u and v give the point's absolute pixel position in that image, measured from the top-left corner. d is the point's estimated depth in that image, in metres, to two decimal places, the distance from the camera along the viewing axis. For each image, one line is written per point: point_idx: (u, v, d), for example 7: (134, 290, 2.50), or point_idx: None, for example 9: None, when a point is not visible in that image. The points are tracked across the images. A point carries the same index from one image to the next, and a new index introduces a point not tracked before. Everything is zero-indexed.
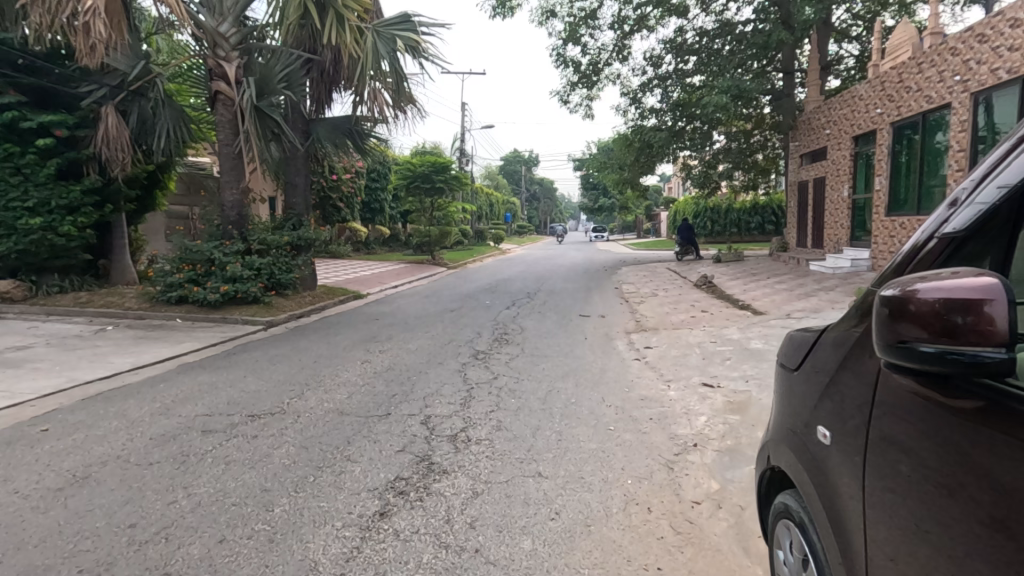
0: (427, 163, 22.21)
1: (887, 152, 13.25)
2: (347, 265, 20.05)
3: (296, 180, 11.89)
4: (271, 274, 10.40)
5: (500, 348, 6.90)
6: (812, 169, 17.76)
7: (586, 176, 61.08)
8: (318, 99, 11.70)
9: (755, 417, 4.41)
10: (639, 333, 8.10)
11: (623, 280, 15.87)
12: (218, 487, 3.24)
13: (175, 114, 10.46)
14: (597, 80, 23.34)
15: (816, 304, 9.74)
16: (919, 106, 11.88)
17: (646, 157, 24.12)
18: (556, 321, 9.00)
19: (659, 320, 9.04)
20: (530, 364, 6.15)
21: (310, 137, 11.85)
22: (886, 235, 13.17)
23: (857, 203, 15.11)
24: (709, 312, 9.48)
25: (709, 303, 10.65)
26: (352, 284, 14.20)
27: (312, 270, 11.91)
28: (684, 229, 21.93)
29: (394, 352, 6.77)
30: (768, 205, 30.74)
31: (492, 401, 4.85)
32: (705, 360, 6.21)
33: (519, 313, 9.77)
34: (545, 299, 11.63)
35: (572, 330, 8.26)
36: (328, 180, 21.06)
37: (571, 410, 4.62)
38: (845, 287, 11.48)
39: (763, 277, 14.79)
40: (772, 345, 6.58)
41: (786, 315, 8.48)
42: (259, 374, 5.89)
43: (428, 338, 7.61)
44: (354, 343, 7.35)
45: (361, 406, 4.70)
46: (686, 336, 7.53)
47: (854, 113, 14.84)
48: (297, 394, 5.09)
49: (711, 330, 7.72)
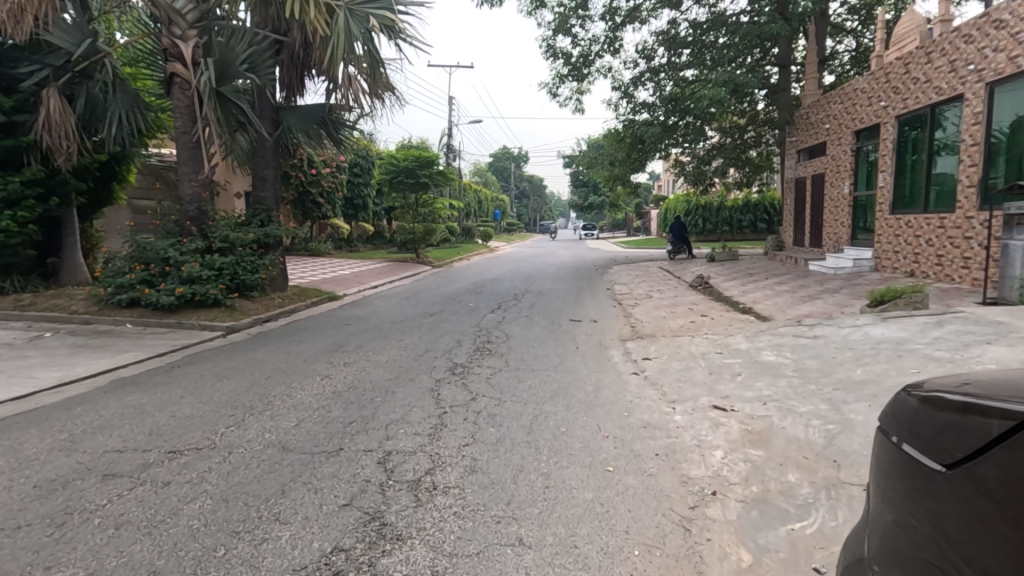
0: (411, 157, 21.38)
1: (892, 147, 12.60)
2: (327, 263, 19.12)
3: (265, 173, 11.00)
4: (234, 275, 9.51)
5: (480, 361, 6.12)
6: (810, 165, 17.16)
7: (576, 173, 60.35)
8: (289, 86, 10.89)
9: (781, 452, 3.68)
10: (635, 341, 7.37)
11: (616, 280, 15.14)
12: (92, 568, 2.43)
13: (128, 99, 9.55)
14: (587, 73, 22.59)
15: (823, 308, 9.07)
16: (927, 98, 11.26)
17: (638, 153, 23.45)
18: (545, 327, 8.23)
19: (656, 326, 8.32)
20: (515, 381, 5.38)
21: (280, 126, 10.98)
22: (891, 235, 12.57)
23: (859, 201, 14.51)
24: (709, 317, 8.78)
25: (707, 306, 9.95)
26: (328, 284, 13.36)
27: (282, 270, 11.04)
28: (677, 227, 21.28)
29: (362, 366, 5.98)
30: (759, 203, 30.29)
31: (467, 431, 4.07)
32: (713, 375, 5.49)
33: (505, 318, 9.00)
34: (533, 302, 10.85)
35: (562, 337, 7.51)
36: (307, 175, 20.14)
37: (561, 443, 3.87)
38: (850, 290, 10.83)
39: (761, 277, 14.13)
40: (786, 357, 5.87)
41: (794, 320, 7.80)
42: (200, 394, 5.06)
43: (403, 348, 6.83)
44: (319, 354, 6.54)
45: (309, 439, 3.90)
46: (687, 345, 6.83)
47: (855, 107, 14.22)
48: (236, 422, 4.28)
49: (715, 337, 7.02)
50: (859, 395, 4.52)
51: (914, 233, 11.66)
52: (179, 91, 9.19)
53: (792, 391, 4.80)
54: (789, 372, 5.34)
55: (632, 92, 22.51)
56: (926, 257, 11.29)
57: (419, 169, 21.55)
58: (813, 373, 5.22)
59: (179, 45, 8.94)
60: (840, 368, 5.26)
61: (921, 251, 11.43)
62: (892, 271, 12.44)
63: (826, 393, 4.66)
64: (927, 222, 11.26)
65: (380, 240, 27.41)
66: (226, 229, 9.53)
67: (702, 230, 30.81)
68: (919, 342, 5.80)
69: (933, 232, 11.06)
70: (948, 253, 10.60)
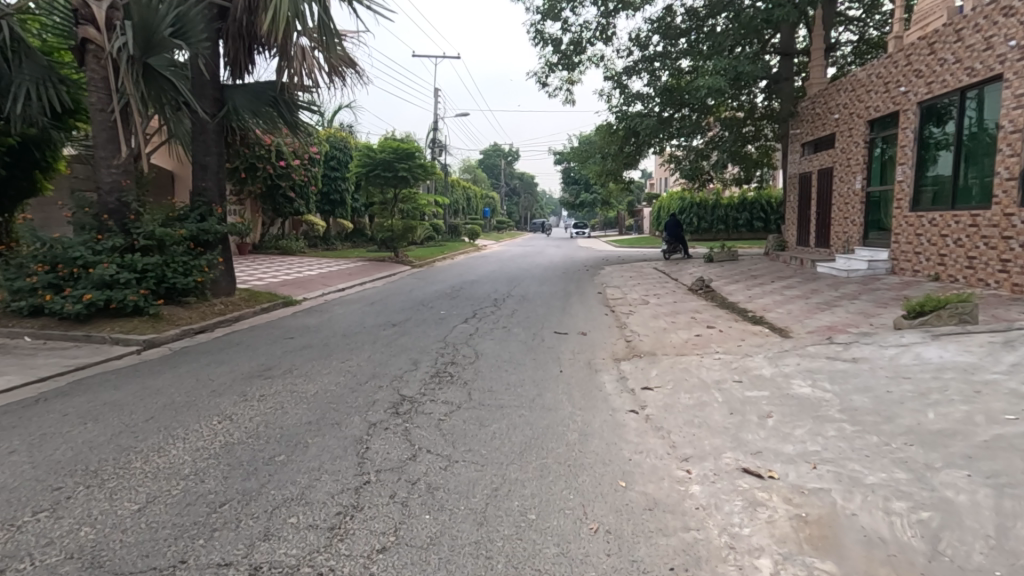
0: (389, 149, 20.02)
1: (913, 136, 11.37)
2: (296, 263, 17.69)
3: (206, 160, 9.50)
4: (161, 278, 8.09)
5: (436, 394, 4.77)
6: (816, 159, 15.97)
7: (567, 169, 59.05)
8: (235, 61, 9.53)
9: (863, 565, 2.39)
10: (632, 362, 6.08)
11: (607, 282, 13.90)
12: None
13: (37, 73, 8.13)
14: (578, 62, 21.29)
15: (848, 319, 7.82)
16: (956, 81, 10.06)
17: (632, 147, 22.18)
18: (523, 342, 6.92)
19: (655, 341, 7.02)
20: (474, 426, 4.04)
21: (224, 106, 9.57)
22: (911, 234, 11.35)
23: (872, 197, 13.28)
24: (717, 330, 7.49)
25: (712, 315, 8.68)
26: (287, 287, 11.98)
27: (226, 272, 9.63)
28: (672, 225, 20.08)
29: (280, 400, 4.62)
30: (756, 201, 29.19)
31: (388, 524, 2.74)
32: (733, 418, 4.20)
33: (478, 330, 7.65)
34: (513, 309, 9.51)
35: (542, 358, 6.19)
36: (275, 167, 18.61)
37: (526, 549, 2.55)
38: (871, 296, 9.61)
39: (766, 280, 12.91)
40: (825, 389, 4.60)
41: (819, 336, 6.52)
42: (39, 449, 3.68)
43: (344, 373, 5.44)
44: (235, 383, 5.15)
45: (142, 543, 2.55)
46: (696, 368, 5.52)
47: (870, 94, 12.98)
48: (52, 505, 2.90)
49: (729, 358, 5.72)
50: (949, 456, 3.23)
51: (939, 232, 10.46)
52: (93, 60, 7.75)
53: (848, 447, 3.50)
54: (835, 413, 4.04)
55: (626, 82, 21.22)
56: (953, 259, 10.11)
57: (398, 161, 20.15)
58: (868, 417, 3.92)
59: (91, 4, 7.53)
60: (903, 410, 3.96)
61: (947, 252, 10.26)
62: (913, 273, 11.24)
63: (897, 452, 3.37)
64: (955, 221, 10.07)
65: (359, 237, 26.11)
66: (153, 224, 8.11)
67: (697, 228, 29.66)
68: (994, 370, 4.52)
69: (963, 231, 9.87)
70: (981, 255, 9.41)
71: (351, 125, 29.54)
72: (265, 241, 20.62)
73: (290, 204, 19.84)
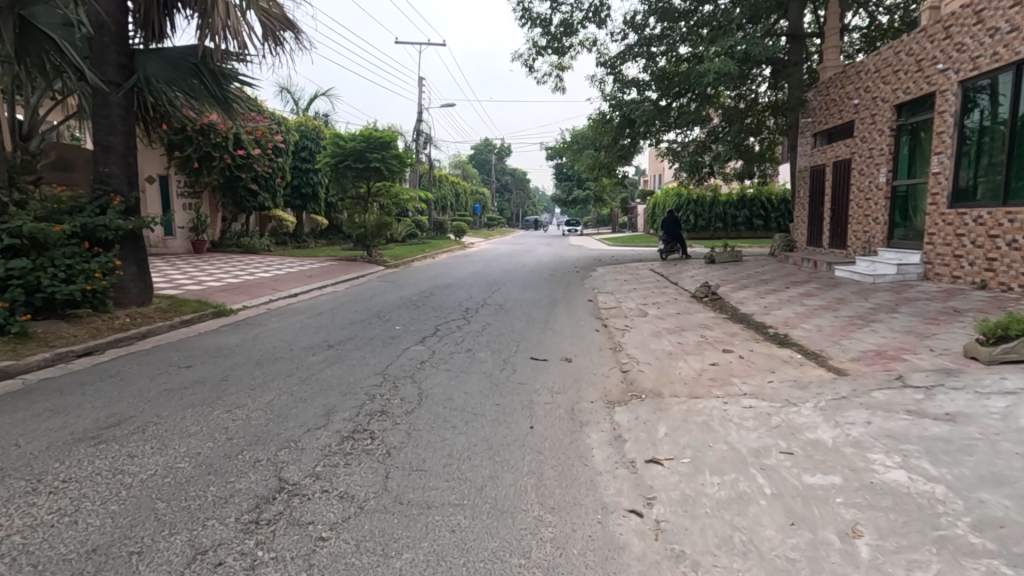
0: (360, 137, 18.30)
1: (952, 121, 9.79)
2: (255, 262, 15.97)
3: (109, 140, 7.73)
4: (34, 286, 6.42)
5: (332, 480, 3.13)
6: (831, 151, 14.40)
7: (559, 164, 57.33)
8: (147, 21, 7.89)
9: None
10: (630, 410, 4.46)
11: (600, 286, 12.31)
12: None
13: None
14: (569, 45, 19.67)
15: (897, 343, 6.26)
16: (1012, 53, 8.53)
17: (626, 139, 20.59)
18: (487, 376, 5.28)
19: (660, 373, 5.42)
20: (370, 561, 2.41)
21: (132, 74, 7.83)
22: (950, 233, 9.82)
23: (899, 191, 11.71)
24: (737, 358, 5.88)
25: (724, 334, 7.12)
26: (228, 293, 10.31)
27: (135, 274, 7.98)
28: (670, 221, 18.50)
29: (80, 496, 2.92)
30: (756, 198, 27.69)
31: None
32: (796, 536, 2.58)
33: (432, 356, 6.02)
34: (485, 324, 7.90)
35: (508, 402, 4.55)
36: (234, 157, 16.81)
37: None
38: (912, 309, 8.06)
39: (779, 286, 11.40)
40: (928, 474, 2.99)
41: (875, 372, 4.92)
42: None
43: (217, 434, 3.76)
44: (42, 454, 3.44)
45: None
46: (721, 426, 3.92)
47: (898, 74, 11.39)
48: None
49: (767, 410, 4.10)
50: None
51: (988, 232, 8.92)
52: None
53: None
54: (969, 536, 2.45)
55: (620, 68, 19.60)
56: (1006, 264, 8.59)
57: (371, 151, 18.42)
58: None
59: None
60: None
61: (998, 255, 8.74)
62: (953, 279, 9.72)
63: None
64: (1009, 219, 8.54)
65: (335, 234, 24.39)
66: (23, 219, 6.39)
67: (694, 227, 28.13)
68: None
69: (1020, 231, 8.34)
70: None
71: (328, 114, 27.73)
72: (226, 237, 18.83)
73: (253, 198, 18.10)
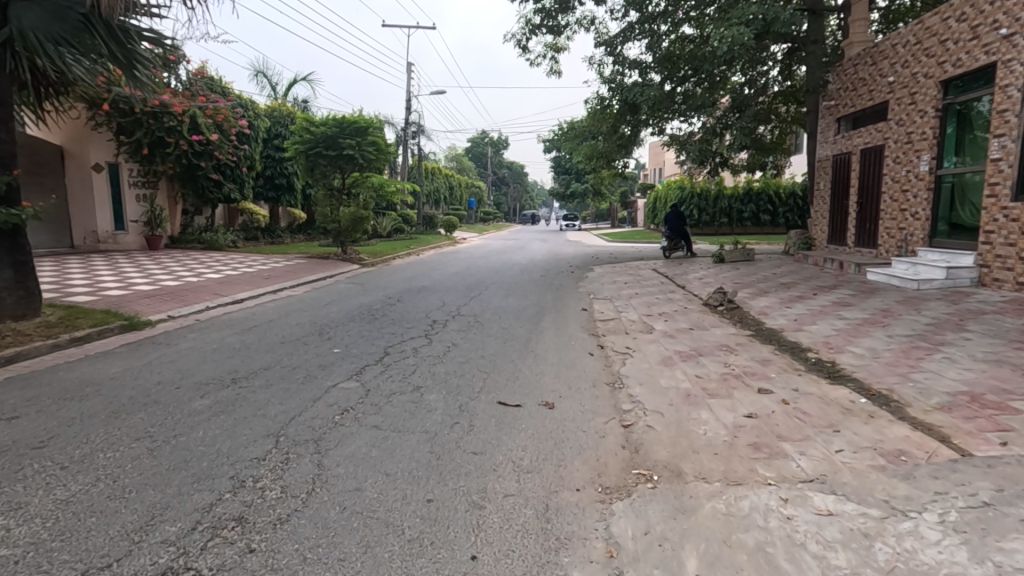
0: (333, 121, 16.66)
1: (1019, 96, 8.16)
2: (212, 260, 14.32)
3: None
4: None
5: None
6: (858, 137, 12.75)
7: (557, 155, 55.46)
8: None
9: None
10: (638, 512, 2.83)
11: (597, 291, 10.69)
12: None
13: None
14: (564, 23, 18.00)
15: (989, 380, 4.67)
16: None
17: (626, 127, 18.93)
18: (428, 438, 3.66)
19: (679, 433, 3.78)
20: None
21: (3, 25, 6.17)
22: (1015, 230, 8.20)
23: (945, 181, 10.06)
24: (782, 405, 4.26)
25: (753, 362, 5.51)
26: (154, 300, 8.65)
27: (10, 279, 6.40)
28: (673, 216, 16.86)
29: None
30: (762, 191, 26.09)
31: None
32: None
33: (360, 400, 4.38)
34: (450, 344, 6.26)
35: (447, 497, 2.92)
36: (191, 143, 15.13)
37: None
38: (983, 326, 6.49)
39: (805, 292, 9.79)
40: None
41: (1000, 444, 3.31)
42: None
43: None
44: None
45: None
46: (793, 566, 2.30)
47: (946, 44, 9.73)
48: None
49: (863, 529, 2.48)
50: None
51: None
52: None
53: None
54: None
55: (620, 48, 17.91)
56: None
57: (345, 137, 16.80)
58: None
59: None
60: None
61: None
62: (1018, 286, 8.13)
63: None
64: None
65: (313, 229, 22.70)
66: None
67: (698, 222, 26.46)
68: None
69: None
70: None
71: (308, 100, 25.98)
72: (187, 232, 17.18)
73: (216, 188, 16.44)
